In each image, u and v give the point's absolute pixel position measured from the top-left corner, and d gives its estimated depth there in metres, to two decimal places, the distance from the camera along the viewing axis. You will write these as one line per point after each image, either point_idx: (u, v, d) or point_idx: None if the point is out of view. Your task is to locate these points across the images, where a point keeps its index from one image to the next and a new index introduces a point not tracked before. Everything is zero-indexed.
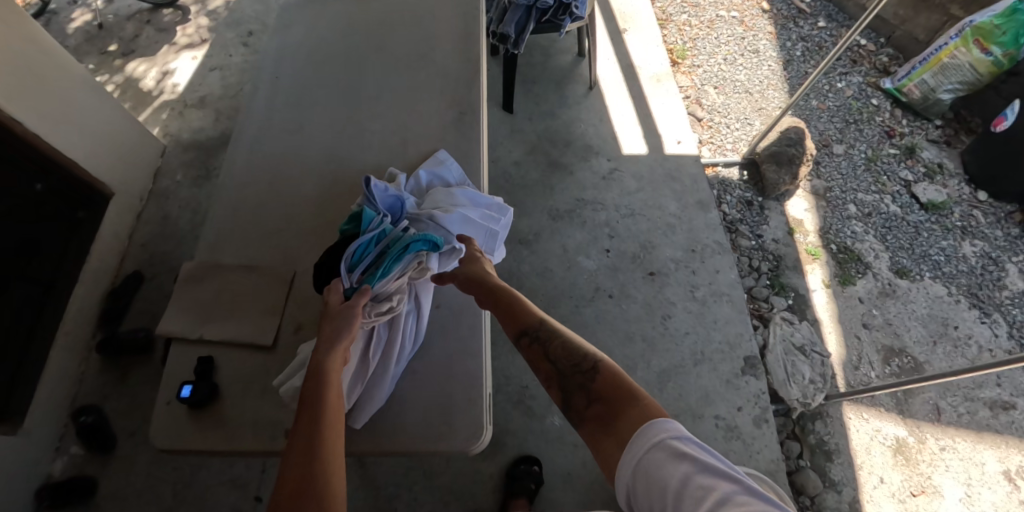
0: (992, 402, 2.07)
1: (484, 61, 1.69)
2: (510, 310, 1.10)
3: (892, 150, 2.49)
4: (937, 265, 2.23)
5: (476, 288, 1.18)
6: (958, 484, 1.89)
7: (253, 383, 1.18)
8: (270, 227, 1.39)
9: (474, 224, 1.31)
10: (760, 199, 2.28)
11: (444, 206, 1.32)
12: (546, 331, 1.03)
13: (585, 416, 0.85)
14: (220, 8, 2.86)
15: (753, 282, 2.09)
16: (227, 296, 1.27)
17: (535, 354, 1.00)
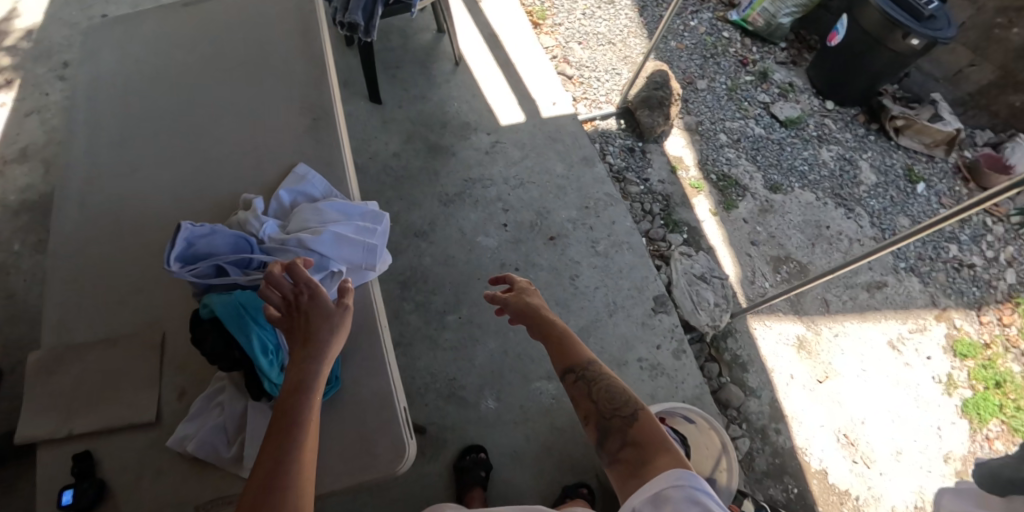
0: (869, 284, 2.32)
1: (328, 50, 1.59)
2: (569, 350, 1.15)
3: (749, 77, 2.66)
4: (803, 175, 2.43)
5: (540, 327, 1.22)
6: (853, 362, 2.13)
7: (143, 466, 1.05)
8: (123, 282, 1.25)
9: (350, 239, 1.18)
10: (641, 144, 2.36)
11: (310, 224, 1.19)
12: (598, 373, 1.09)
13: (619, 455, 0.96)
14: (19, 41, 2.46)
15: (648, 225, 2.15)
16: (89, 382, 1.12)
17: (581, 393, 1.08)
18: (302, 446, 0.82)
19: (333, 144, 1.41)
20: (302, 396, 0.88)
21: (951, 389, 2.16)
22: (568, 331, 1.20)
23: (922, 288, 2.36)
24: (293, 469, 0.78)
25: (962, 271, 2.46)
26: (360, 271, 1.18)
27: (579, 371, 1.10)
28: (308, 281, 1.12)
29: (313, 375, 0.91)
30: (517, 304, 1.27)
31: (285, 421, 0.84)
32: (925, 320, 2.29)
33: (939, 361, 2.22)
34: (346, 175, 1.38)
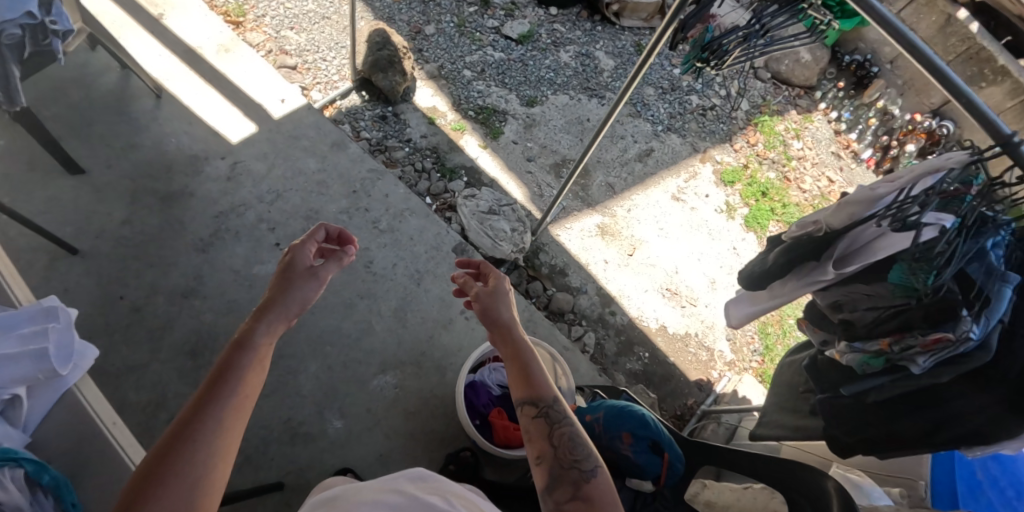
0: (640, 154, 2.48)
1: None
2: (535, 380, 0.97)
3: (472, 8, 2.70)
4: (552, 81, 2.55)
5: (503, 336, 1.03)
6: (651, 228, 2.30)
7: None
8: None
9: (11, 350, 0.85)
10: (392, 108, 2.33)
11: None
12: (564, 416, 0.92)
13: (563, 504, 0.81)
14: None
15: (427, 183, 2.14)
16: None
17: (541, 433, 0.90)
18: (236, 402, 0.73)
19: None
20: (246, 351, 0.79)
21: (732, 214, 2.46)
22: (535, 356, 1.02)
23: (683, 141, 2.58)
24: (213, 429, 0.69)
25: (709, 112, 2.73)
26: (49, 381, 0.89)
27: (545, 406, 0.93)
28: None
29: (260, 337, 0.83)
30: (485, 303, 1.06)
31: (227, 374, 0.75)
32: (693, 166, 2.54)
33: (716, 194, 2.49)
34: None
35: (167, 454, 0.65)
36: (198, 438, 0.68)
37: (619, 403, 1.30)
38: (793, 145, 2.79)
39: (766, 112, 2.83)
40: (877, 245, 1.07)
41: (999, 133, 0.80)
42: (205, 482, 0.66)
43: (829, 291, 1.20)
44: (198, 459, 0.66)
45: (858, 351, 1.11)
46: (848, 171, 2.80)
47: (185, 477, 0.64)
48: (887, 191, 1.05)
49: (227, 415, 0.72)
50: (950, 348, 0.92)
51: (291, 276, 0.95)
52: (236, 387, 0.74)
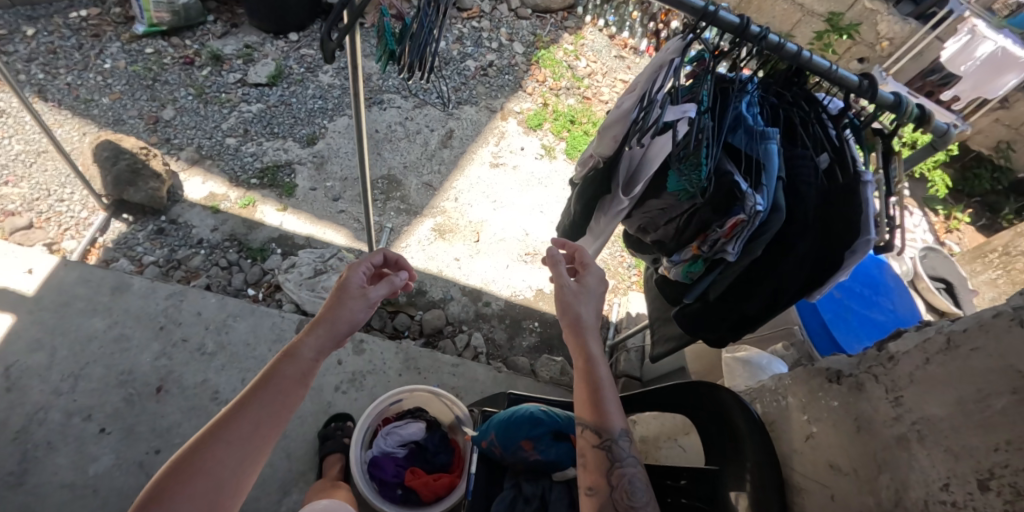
0: (444, 139, 2.41)
1: None
2: (606, 406, 0.87)
3: (205, 69, 2.44)
4: (323, 109, 2.42)
5: (580, 344, 0.91)
6: (486, 203, 2.28)
7: None
8: None
9: None
10: (165, 217, 2.03)
11: None
12: (628, 455, 0.85)
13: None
14: None
15: (241, 275, 1.92)
16: None
17: (598, 464, 0.84)
18: (256, 439, 0.74)
19: None
20: (290, 368, 0.79)
21: (552, 154, 2.50)
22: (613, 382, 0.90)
23: (479, 108, 2.54)
24: (240, 436, 0.73)
25: (492, 69, 2.69)
26: None
27: (609, 440, 0.85)
28: None
29: (306, 357, 0.81)
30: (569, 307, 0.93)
31: (270, 381, 0.78)
32: (498, 126, 2.52)
33: (530, 143, 2.51)
34: None
35: (201, 446, 0.71)
36: (229, 442, 0.72)
37: (506, 413, 1.19)
38: (578, 66, 2.84)
39: (543, 46, 2.84)
40: (649, 156, 0.97)
41: (692, 8, 0.77)
42: (231, 475, 0.71)
43: (632, 218, 1.07)
44: (222, 458, 0.71)
45: (678, 262, 0.97)
46: (635, 67, 2.94)
47: (212, 472, 0.70)
48: (631, 101, 0.93)
49: (249, 448, 0.73)
50: (749, 226, 0.84)
51: (345, 287, 0.89)
52: (262, 419, 0.75)
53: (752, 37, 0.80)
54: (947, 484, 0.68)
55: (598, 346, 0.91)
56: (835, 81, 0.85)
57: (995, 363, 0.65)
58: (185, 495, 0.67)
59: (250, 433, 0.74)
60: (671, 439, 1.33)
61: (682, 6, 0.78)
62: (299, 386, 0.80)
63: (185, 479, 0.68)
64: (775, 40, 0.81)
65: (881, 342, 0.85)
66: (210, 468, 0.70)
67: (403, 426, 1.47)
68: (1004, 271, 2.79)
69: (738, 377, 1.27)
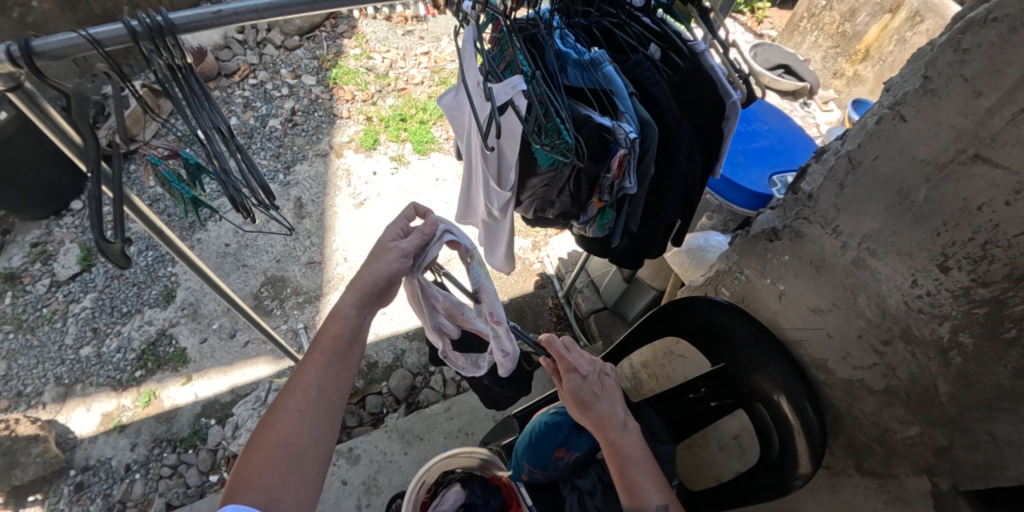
0: (296, 206, 2.14)
1: None
2: (638, 487, 0.87)
3: (4, 294, 2.05)
4: (160, 258, 2.14)
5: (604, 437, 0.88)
6: (374, 243, 2.09)
7: None
8: None
9: None
10: (75, 468, 1.73)
11: None
12: None
13: None
14: None
15: (191, 469, 1.69)
16: None
17: None
18: (312, 388, 0.74)
19: None
20: (334, 327, 0.78)
21: (404, 160, 2.30)
22: (642, 454, 0.88)
23: (312, 157, 2.27)
24: (308, 400, 0.73)
25: (297, 115, 2.38)
26: None
27: None
28: None
29: (352, 312, 0.79)
30: (585, 399, 0.88)
31: (321, 344, 0.77)
32: (338, 163, 2.27)
33: (379, 164, 2.28)
34: None
35: (269, 421, 0.71)
36: (301, 408, 0.72)
37: (524, 440, 1.14)
38: (375, 65, 2.60)
39: (331, 64, 2.55)
40: (505, 146, 0.86)
41: None
42: (314, 436, 0.71)
43: (524, 204, 0.98)
44: (297, 422, 0.71)
45: (591, 221, 0.97)
46: (427, 34, 2.77)
47: (289, 436, 0.70)
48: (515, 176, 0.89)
49: (312, 406, 0.73)
50: (634, 154, 0.82)
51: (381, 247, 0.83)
52: (315, 379, 0.74)
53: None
54: (915, 280, 0.79)
55: (617, 430, 0.88)
56: None
57: (900, 162, 0.76)
58: (268, 468, 0.67)
59: (309, 390, 0.74)
60: (669, 352, 1.35)
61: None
62: (353, 341, 0.80)
63: (260, 454, 0.68)
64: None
65: (793, 186, 0.98)
66: (285, 439, 0.69)
67: (438, 500, 1.24)
68: (819, 31, 3.09)
69: (692, 266, 1.31)
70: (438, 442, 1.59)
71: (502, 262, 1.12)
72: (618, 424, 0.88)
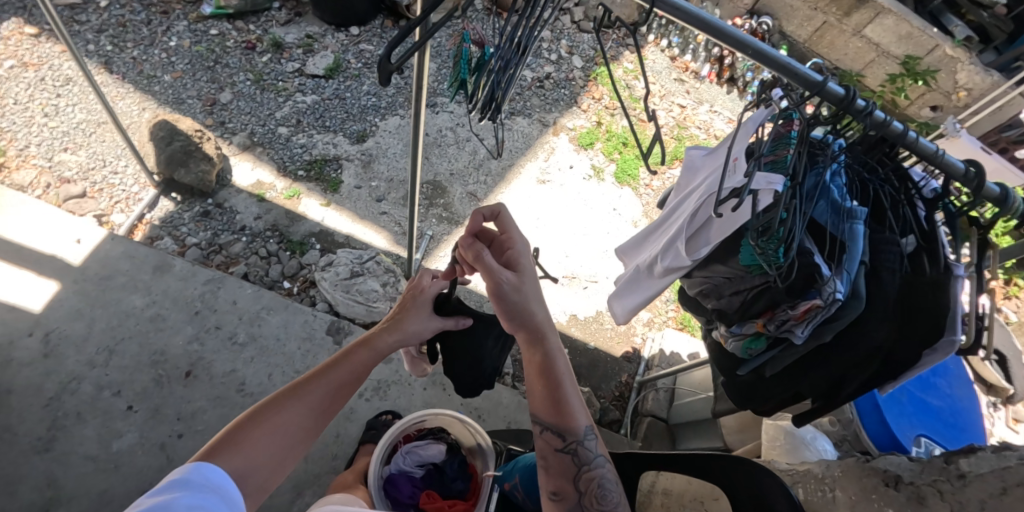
0: (496, 148, 2.31)
1: None
2: (571, 408, 0.90)
3: (265, 56, 2.46)
4: (376, 107, 2.41)
5: (539, 347, 0.87)
6: (526, 219, 2.19)
7: None
8: None
9: None
10: (212, 200, 2.05)
11: None
12: (595, 456, 0.91)
13: None
14: None
15: (279, 266, 1.92)
16: None
17: (565, 471, 0.90)
18: (316, 395, 0.84)
19: None
20: (363, 356, 0.88)
21: (600, 177, 2.37)
22: (570, 372, 0.90)
23: (530, 120, 2.44)
24: (308, 407, 0.83)
25: (549, 81, 2.57)
26: None
27: (575, 443, 0.90)
28: None
29: (380, 350, 0.90)
30: (518, 301, 0.85)
31: (342, 363, 0.87)
32: (547, 140, 2.40)
33: (579, 162, 2.39)
34: None
35: (272, 411, 0.80)
36: (301, 411, 0.82)
37: (531, 460, 1.18)
38: (635, 85, 2.74)
39: (602, 63, 2.70)
40: (724, 227, 0.90)
41: (808, 81, 0.72)
42: (303, 435, 0.82)
43: (692, 279, 1.03)
44: (292, 420, 0.81)
45: (739, 337, 0.95)
46: (696, 92, 2.83)
47: (279, 425, 0.79)
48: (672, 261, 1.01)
49: (305, 409, 0.82)
50: (825, 311, 0.80)
51: (428, 304, 0.95)
52: (321, 388, 0.84)
53: (855, 111, 0.74)
54: None
55: (558, 348, 0.87)
56: (940, 166, 0.78)
57: None
58: (252, 444, 0.77)
59: (313, 396, 0.84)
60: (699, 499, 1.27)
61: (791, 74, 0.73)
62: (366, 373, 0.89)
63: (253, 431, 0.78)
64: (881, 117, 0.75)
65: (949, 455, 0.89)
66: (274, 428, 0.79)
67: (421, 446, 1.30)
68: None
69: (782, 451, 1.23)
70: (453, 402, 1.63)
71: (625, 312, 1.20)
72: (555, 333, 0.86)
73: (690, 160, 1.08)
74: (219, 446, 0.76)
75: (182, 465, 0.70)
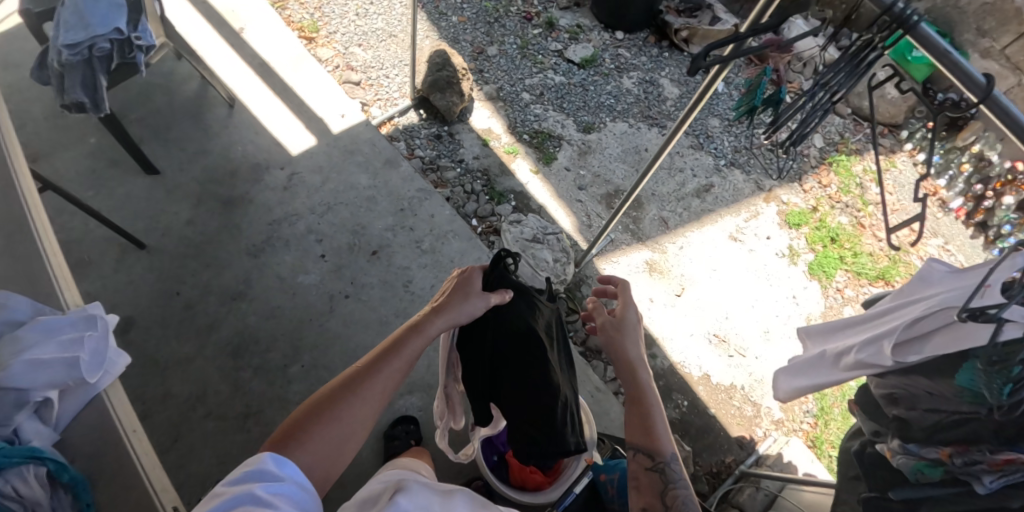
0: (698, 190, 2.44)
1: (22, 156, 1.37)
2: (655, 431, 0.95)
3: (537, 29, 2.71)
4: (611, 108, 2.53)
5: (631, 377, 0.99)
6: (704, 266, 2.25)
7: None
8: None
9: (50, 362, 1.07)
10: (447, 128, 2.32)
11: (8, 358, 1.07)
12: (679, 478, 0.91)
13: None
14: None
15: (474, 205, 2.13)
16: None
17: (650, 486, 0.90)
18: (369, 382, 0.86)
19: (39, 253, 1.27)
20: (415, 340, 0.92)
21: (794, 258, 2.35)
22: (659, 402, 0.98)
23: (745, 177, 2.52)
24: (363, 397, 0.85)
25: (781, 148, 2.64)
26: (80, 388, 1.13)
27: (661, 461, 0.92)
28: (32, 421, 1.04)
29: (428, 333, 0.93)
30: (615, 336, 1.03)
31: (394, 349, 0.90)
32: (756, 204, 2.46)
33: (778, 237, 2.39)
34: (63, 287, 1.26)
35: (331, 405, 0.82)
36: (360, 402, 0.84)
37: None
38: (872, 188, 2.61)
39: (843, 152, 2.68)
40: (950, 343, 0.86)
41: None
42: (360, 425, 0.84)
43: (883, 379, 0.98)
44: (354, 411, 0.83)
45: (913, 455, 0.89)
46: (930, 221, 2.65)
47: (341, 416, 0.82)
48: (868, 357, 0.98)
49: (360, 397, 0.84)
50: None
51: (473, 296, 0.99)
52: (372, 379, 0.86)
53: None
54: None
55: (646, 374, 1.00)
56: None
57: None
58: (316, 434, 0.80)
59: (366, 386, 0.85)
60: None
61: None
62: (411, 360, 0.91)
63: (315, 420, 0.81)
64: None
65: None
66: (335, 422, 0.81)
67: None
68: None
69: None
70: None
71: (789, 390, 1.17)
72: (644, 367, 1.00)
73: (928, 271, 0.97)
74: (282, 440, 0.79)
75: (257, 457, 0.73)
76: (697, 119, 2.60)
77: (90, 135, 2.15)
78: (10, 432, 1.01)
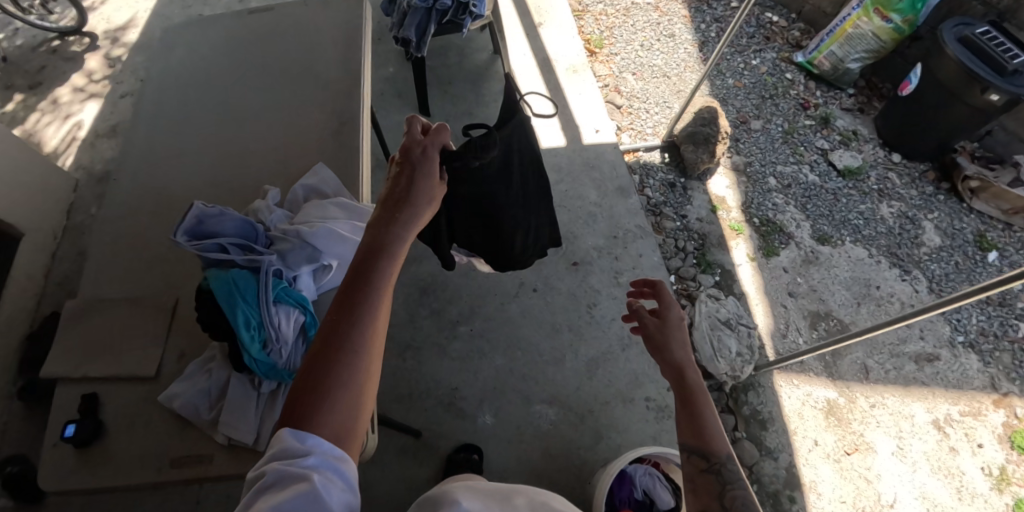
0: (918, 356, 2.15)
1: (367, 74, 1.70)
2: (706, 427, 0.79)
3: (809, 121, 2.59)
4: (857, 228, 2.32)
5: (673, 373, 0.85)
6: (890, 438, 1.96)
7: (138, 423, 1.13)
8: (144, 254, 1.37)
9: (344, 238, 1.26)
10: (683, 180, 2.33)
11: (315, 218, 1.28)
12: (740, 480, 0.75)
13: None
14: (137, 43, 2.80)
15: (679, 262, 2.13)
16: (102, 338, 1.24)
17: (705, 492, 0.74)
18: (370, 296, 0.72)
19: (355, 146, 1.53)
20: (396, 230, 0.79)
21: (1003, 484, 1.91)
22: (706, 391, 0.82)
23: (982, 367, 2.14)
24: (363, 322, 0.70)
25: None
26: (352, 268, 1.29)
27: (717, 462, 0.76)
28: (308, 276, 1.24)
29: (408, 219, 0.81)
30: (658, 333, 0.90)
31: (366, 245, 0.77)
32: (980, 403, 2.07)
33: (991, 450, 1.97)
34: (361, 180, 1.49)
35: (326, 347, 0.67)
36: (359, 332, 0.69)
37: None
38: None
39: None
40: None
41: None
42: (372, 360, 0.70)
43: None
44: (358, 338, 0.69)
45: None
46: None
47: (347, 350, 0.67)
48: None
49: (362, 323, 0.69)
50: None
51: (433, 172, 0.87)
52: (368, 296, 0.72)
53: None
54: None
55: (692, 368, 0.84)
56: None
57: None
58: (326, 385, 0.65)
59: (359, 305, 0.70)
60: None
61: None
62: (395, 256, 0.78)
63: (314, 369, 0.66)
64: None
65: None
66: (341, 365, 0.66)
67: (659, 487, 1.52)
68: None
69: None
70: None
71: None
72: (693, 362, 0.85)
73: None
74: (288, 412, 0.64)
75: (276, 437, 0.62)
76: (952, 279, 2.21)
77: (393, 64, 2.55)
78: (291, 276, 1.22)
